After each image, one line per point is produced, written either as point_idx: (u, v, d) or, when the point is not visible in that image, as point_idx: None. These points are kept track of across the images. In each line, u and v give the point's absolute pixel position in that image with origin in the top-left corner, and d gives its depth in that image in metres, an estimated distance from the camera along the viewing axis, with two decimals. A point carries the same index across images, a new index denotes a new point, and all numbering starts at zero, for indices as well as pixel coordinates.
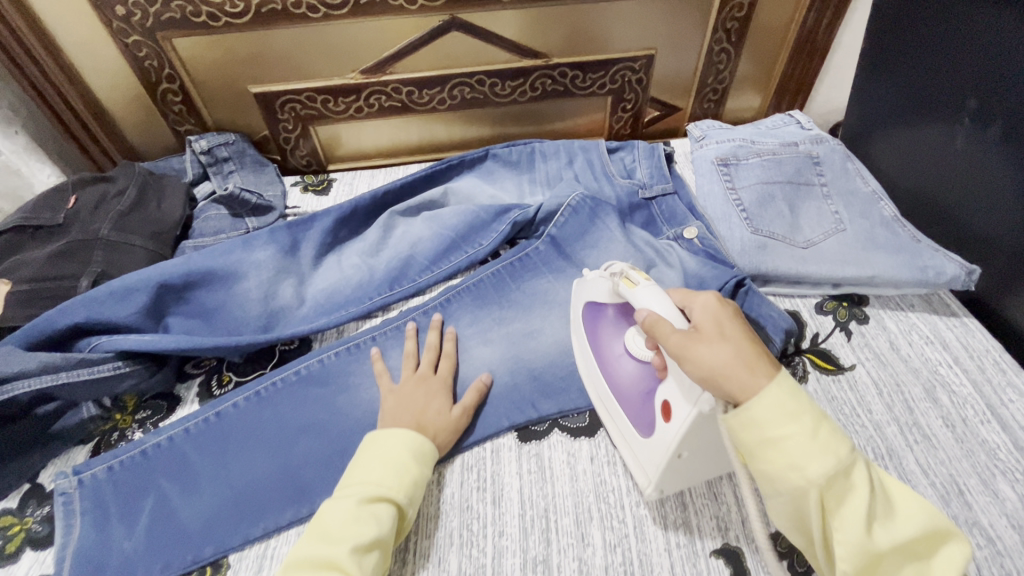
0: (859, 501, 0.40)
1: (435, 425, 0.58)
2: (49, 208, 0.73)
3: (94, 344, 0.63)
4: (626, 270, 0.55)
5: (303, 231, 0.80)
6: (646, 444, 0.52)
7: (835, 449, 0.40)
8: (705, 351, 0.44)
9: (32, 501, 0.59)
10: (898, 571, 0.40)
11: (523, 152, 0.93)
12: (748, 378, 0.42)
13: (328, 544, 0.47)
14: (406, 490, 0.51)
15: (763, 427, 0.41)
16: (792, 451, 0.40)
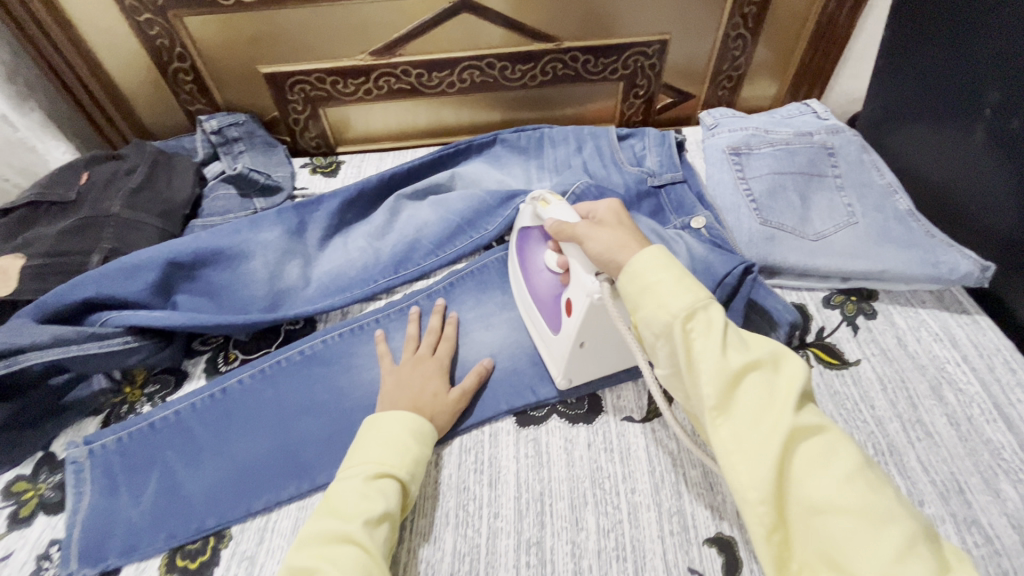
0: (717, 331, 0.42)
1: (432, 406, 0.59)
2: (62, 184, 0.75)
3: (104, 318, 0.64)
4: (544, 195, 0.63)
5: (310, 212, 0.80)
6: (556, 338, 0.61)
7: (695, 289, 0.44)
8: (595, 237, 0.52)
9: (45, 469, 0.61)
10: (760, 396, 0.40)
11: (531, 137, 0.92)
12: (623, 253, 0.50)
13: (337, 520, 0.46)
14: (409, 467, 0.52)
15: (641, 276, 0.46)
16: (663, 293, 0.44)
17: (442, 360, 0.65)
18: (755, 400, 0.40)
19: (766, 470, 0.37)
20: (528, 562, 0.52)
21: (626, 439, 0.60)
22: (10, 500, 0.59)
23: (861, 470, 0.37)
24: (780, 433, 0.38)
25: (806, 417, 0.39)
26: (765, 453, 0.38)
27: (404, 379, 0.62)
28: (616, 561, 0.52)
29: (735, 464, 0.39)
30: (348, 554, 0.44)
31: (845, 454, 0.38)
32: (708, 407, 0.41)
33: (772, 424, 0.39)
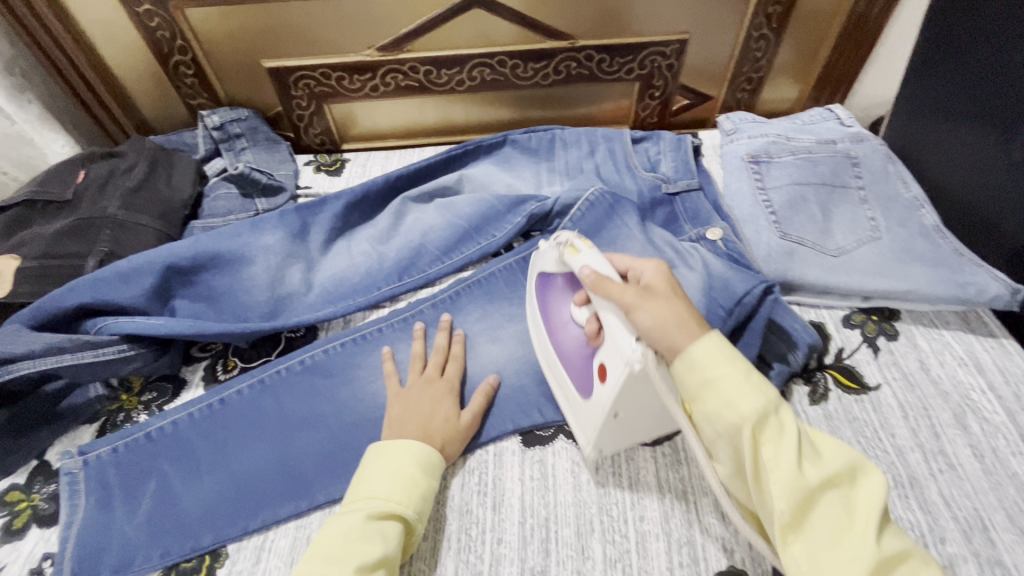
0: (791, 440, 0.40)
1: (442, 433, 0.57)
2: (58, 182, 0.73)
3: (100, 325, 0.62)
4: (573, 239, 0.55)
5: (313, 215, 0.78)
6: (587, 408, 0.54)
7: (766, 388, 0.42)
8: (643, 308, 0.45)
9: (39, 478, 0.60)
10: (837, 513, 0.39)
11: (542, 139, 0.89)
12: (681, 330, 0.44)
13: (331, 562, 0.45)
14: (413, 504, 0.50)
15: (703, 367, 0.43)
16: (729, 391, 0.41)
17: (446, 375, 0.63)
18: (831, 517, 0.39)
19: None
20: None
21: (635, 463, 0.58)
22: (4, 511, 0.58)
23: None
24: (864, 560, 0.36)
25: (886, 536, 0.38)
26: None
27: (408, 395, 0.60)
28: None
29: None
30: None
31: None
32: (781, 525, 0.39)
33: (853, 547, 0.37)
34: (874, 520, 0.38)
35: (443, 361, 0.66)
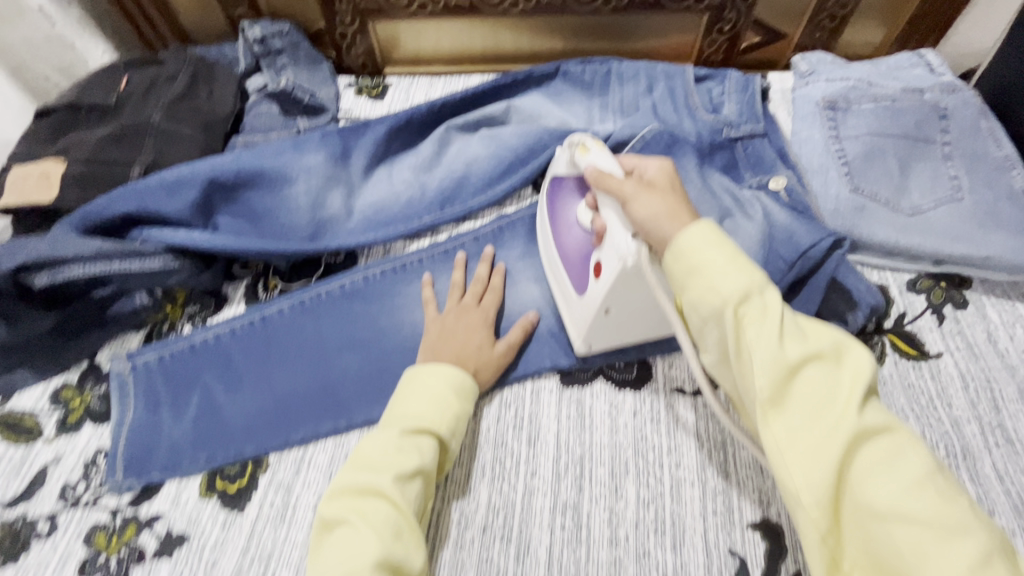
0: (778, 319, 0.39)
1: (477, 359, 0.56)
2: (103, 88, 0.72)
3: (146, 236, 0.62)
4: (591, 148, 0.56)
5: (355, 138, 0.76)
6: (579, 305, 0.57)
7: (754, 274, 0.41)
8: (642, 202, 0.47)
9: (91, 378, 0.62)
10: (823, 392, 0.37)
11: (598, 72, 0.83)
12: (672, 221, 0.45)
13: (370, 471, 0.46)
14: (447, 423, 0.50)
15: (693, 249, 0.42)
16: (717, 274, 0.41)
17: (484, 307, 0.62)
18: (812, 394, 0.37)
19: (820, 469, 0.35)
20: (563, 524, 0.51)
21: (674, 411, 0.57)
22: (60, 406, 0.60)
23: (927, 471, 0.34)
24: (839, 433, 0.35)
25: (868, 413, 0.36)
26: (825, 452, 0.35)
27: (445, 325, 0.59)
28: (653, 534, 0.51)
29: (786, 456, 0.37)
30: (376, 507, 0.44)
31: (905, 448, 0.35)
32: (759, 400, 0.38)
33: (831, 425, 0.36)
34: (855, 393, 0.36)
35: (482, 290, 0.64)
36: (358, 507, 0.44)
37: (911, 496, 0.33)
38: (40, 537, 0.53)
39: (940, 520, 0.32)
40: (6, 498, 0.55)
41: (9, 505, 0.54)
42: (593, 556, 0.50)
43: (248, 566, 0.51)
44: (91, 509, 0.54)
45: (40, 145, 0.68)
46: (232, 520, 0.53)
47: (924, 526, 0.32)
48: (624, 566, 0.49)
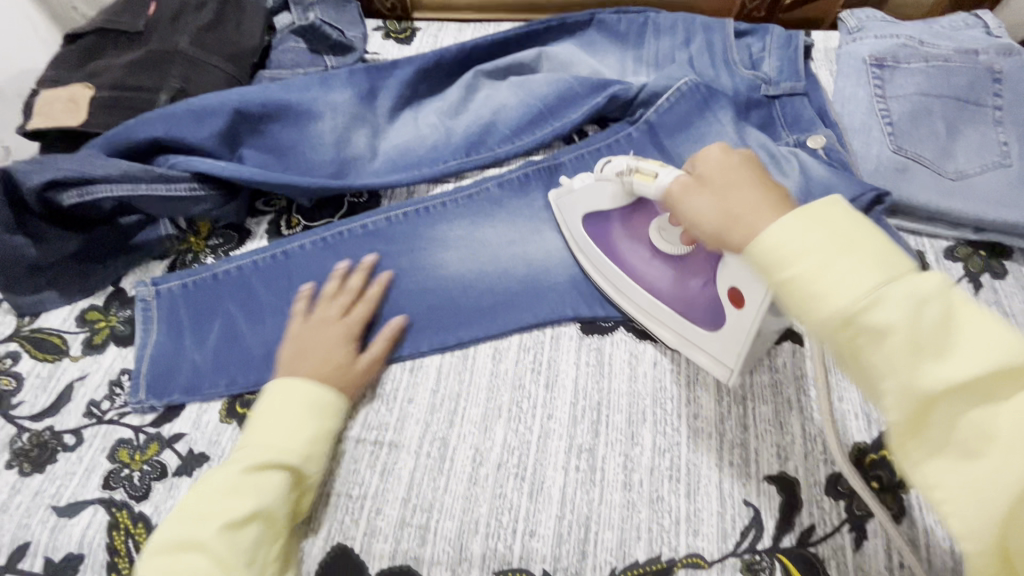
0: (921, 333, 0.30)
1: (348, 384, 0.53)
2: (131, 14, 0.71)
3: (172, 161, 0.62)
4: (637, 165, 0.51)
5: (382, 78, 0.74)
6: (722, 335, 0.50)
7: (879, 265, 0.31)
8: (735, 197, 0.39)
9: (116, 303, 0.63)
10: (987, 421, 0.29)
11: (634, 22, 0.80)
12: (766, 211, 0.37)
13: (194, 522, 0.42)
14: (298, 451, 0.47)
15: (797, 253, 0.33)
16: (829, 283, 0.31)
17: (349, 318, 0.57)
18: (978, 425, 0.29)
19: (991, 525, 0.28)
20: (578, 465, 0.51)
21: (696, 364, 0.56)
22: (85, 327, 0.61)
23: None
24: (1006, 474, 0.28)
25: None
26: (982, 497, 0.29)
27: (300, 331, 0.55)
28: (668, 481, 0.50)
29: (939, 500, 0.30)
30: (193, 563, 0.40)
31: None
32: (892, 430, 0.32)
33: (997, 464, 0.28)
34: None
35: (352, 301, 0.59)
36: (178, 566, 0.40)
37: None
38: (65, 449, 0.54)
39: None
40: (33, 411, 0.56)
41: (36, 418, 0.56)
42: (606, 498, 0.50)
43: None
44: (115, 425, 0.55)
45: (66, 69, 0.68)
46: None
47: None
48: (637, 510, 0.49)
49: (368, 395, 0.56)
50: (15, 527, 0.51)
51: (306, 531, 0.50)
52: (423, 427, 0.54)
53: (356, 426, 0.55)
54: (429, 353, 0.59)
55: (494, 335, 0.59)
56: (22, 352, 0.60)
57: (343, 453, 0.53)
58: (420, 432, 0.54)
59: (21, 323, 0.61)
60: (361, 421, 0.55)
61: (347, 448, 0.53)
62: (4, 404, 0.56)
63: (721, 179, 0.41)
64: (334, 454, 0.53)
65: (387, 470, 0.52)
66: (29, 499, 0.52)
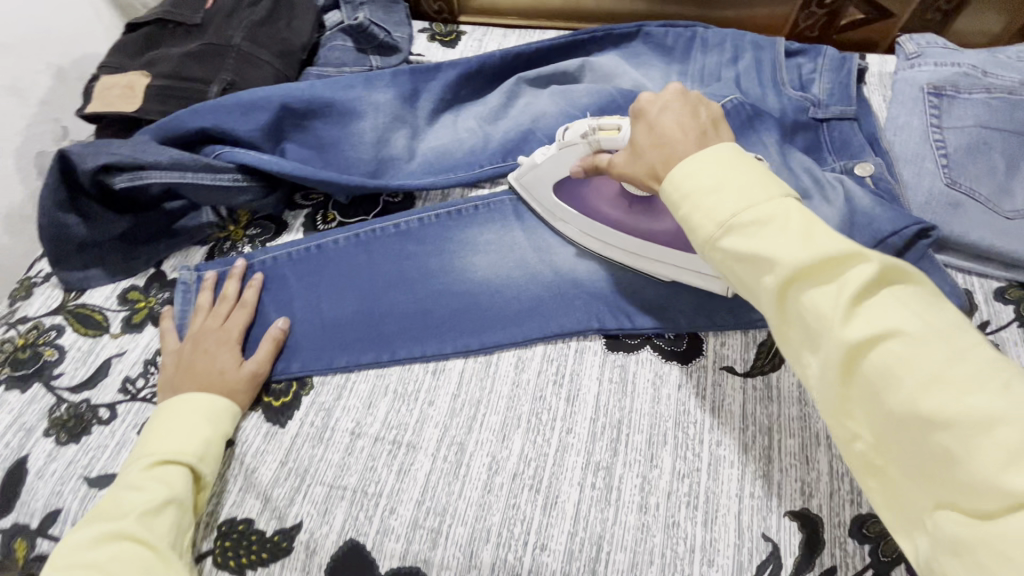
0: (771, 235, 0.33)
1: (221, 388, 0.54)
2: (190, 7, 0.73)
3: (219, 152, 0.64)
4: (596, 122, 0.52)
5: (425, 81, 0.75)
6: None
7: (753, 185, 0.35)
8: (665, 125, 0.42)
9: (156, 285, 0.65)
10: (822, 301, 0.31)
11: (681, 36, 0.79)
12: (686, 135, 0.41)
13: (107, 521, 0.44)
14: (196, 446, 0.50)
15: (687, 178, 0.37)
16: (704, 205, 0.36)
17: (227, 326, 0.60)
18: (816, 311, 0.31)
19: (833, 400, 0.32)
20: (594, 483, 0.51)
21: (722, 389, 0.55)
22: (126, 306, 0.64)
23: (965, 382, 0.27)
24: (833, 354, 0.31)
25: (877, 318, 0.30)
26: (829, 373, 0.31)
27: (182, 356, 0.57)
28: (685, 507, 0.49)
29: (806, 380, 0.34)
30: (121, 551, 0.42)
31: (937, 356, 0.28)
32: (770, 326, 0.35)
33: (827, 342, 0.31)
34: (855, 301, 0.30)
35: (232, 308, 0.62)
36: (103, 558, 0.42)
37: (927, 409, 0.27)
38: (100, 423, 0.56)
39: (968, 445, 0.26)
40: (72, 383, 0.59)
41: (74, 390, 0.58)
42: (620, 519, 0.49)
43: (283, 478, 0.53)
44: (148, 404, 0.57)
45: (126, 57, 0.70)
46: (273, 433, 0.55)
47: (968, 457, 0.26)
48: (651, 534, 0.48)
49: (389, 395, 0.57)
50: (48, 494, 0.53)
51: (320, 523, 0.50)
52: (441, 431, 0.54)
53: (376, 424, 0.55)
54: (452, 356, 0.59)
55: (518, 344, 0.59)
56: (66, 325, 0.62)
57: (361, 450, 0.54)
58: (438, 436, 0.54)
59: (68, 297, 0.64)
60: (381, 419, 0.55)
61: (365, 446, 0.54)
62: (46, 374, 0.59)
63: (659, 108, 0.43)
64: (353, 450, 0.54)
65: (403, 471, 0.52)
66: (63, 468, 0.54)
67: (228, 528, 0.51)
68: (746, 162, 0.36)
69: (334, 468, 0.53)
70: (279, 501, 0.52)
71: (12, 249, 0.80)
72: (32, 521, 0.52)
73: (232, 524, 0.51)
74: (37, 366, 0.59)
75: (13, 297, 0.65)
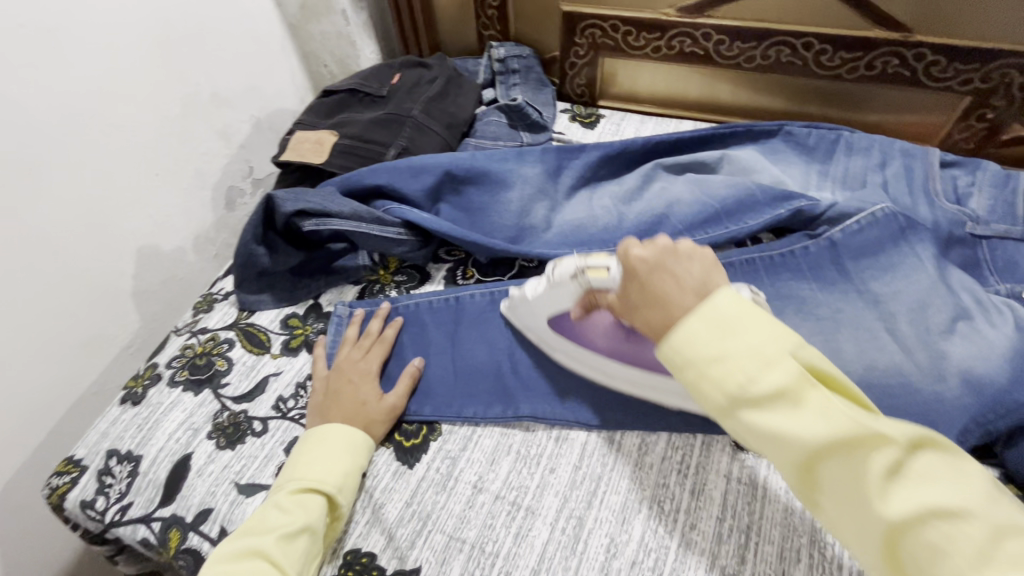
0: (794, 412, 0.34)
1: (365, 417, 0.59)
2: (377, 81, 0.85)
3: (388, 207, 0.72)
4: (585, 263, 0.49)
5: (569, 159, 0.81)
6: None
7: (739, 326, 0.36)
8: (664, 279, 0.42)
9: (313, 315, 0.73)
10: (771, 416, 0.35)
11: (825, 138, 0.80)
12: (681, 296, 0.40)
13: (255, 535, 0.49)
14: (336, 478, 0.54)
15: (690, 342, 0.37)
16: (719, 370, 0.36)
17: (368, 360, 0.65)
18: (847, 481, 0.33)
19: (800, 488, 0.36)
20: None
21: None
22: (286, 331, 0.72)
23: (991, 536, 0.30)
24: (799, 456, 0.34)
25: (916, 490, 0.32)
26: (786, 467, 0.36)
27: (329, 383, 0.62)
28: None
29: (846, 539, 0.35)
30: (257, 572, 0.46)
31: (973, 524, 0.30)
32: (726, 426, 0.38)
33: None
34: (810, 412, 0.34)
35: (372, 343, 0.67)
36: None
37: (887, 506, 0.32)
38: (253, 434, 0.63)
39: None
40: (236, 393, 0.66)
41: (236, 400, 0.65)
42: None
43: (407, 518, 0.55)
44: (295, 424, 0.63)
45: (320, 117, 0.83)
46: (402, 472, 0.58)
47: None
48: None
49: (512, 455, 0.59)
50: (204, 492, 0.59)
51: (437, 573, 0.52)
52: (561, 501, 0.55)
53: (497, 482, 0.57)
54: (575, 426, 0.60)
55: (643, 427, 0.59)
56: (236, 341, 0.71)
57: (482, 505, 0.55)
58: (557, 505, 0.55)
59: (240, 316, 0.73)
60: (502, 478, 0.57)
61: (485, 501, 0.56)
62: (215, 381, 0.67)
63: (650, 266, 0.42)
64: (473, 504, 0.56)
65: (520, 535, 0.53)
66: (218, 470, 0.60)
67: (352, 558, 0.53)
68: (749, 312, 0.37)
69: (454, 518, 0.55)
70: (401, 542, 0.54)
71: (194, 265, 0.93)
72: (186, 515, 0.58)
73: (357, 555, 0.53)
74: (209, 374, 0.68)
75: (196, 308, 0.76)
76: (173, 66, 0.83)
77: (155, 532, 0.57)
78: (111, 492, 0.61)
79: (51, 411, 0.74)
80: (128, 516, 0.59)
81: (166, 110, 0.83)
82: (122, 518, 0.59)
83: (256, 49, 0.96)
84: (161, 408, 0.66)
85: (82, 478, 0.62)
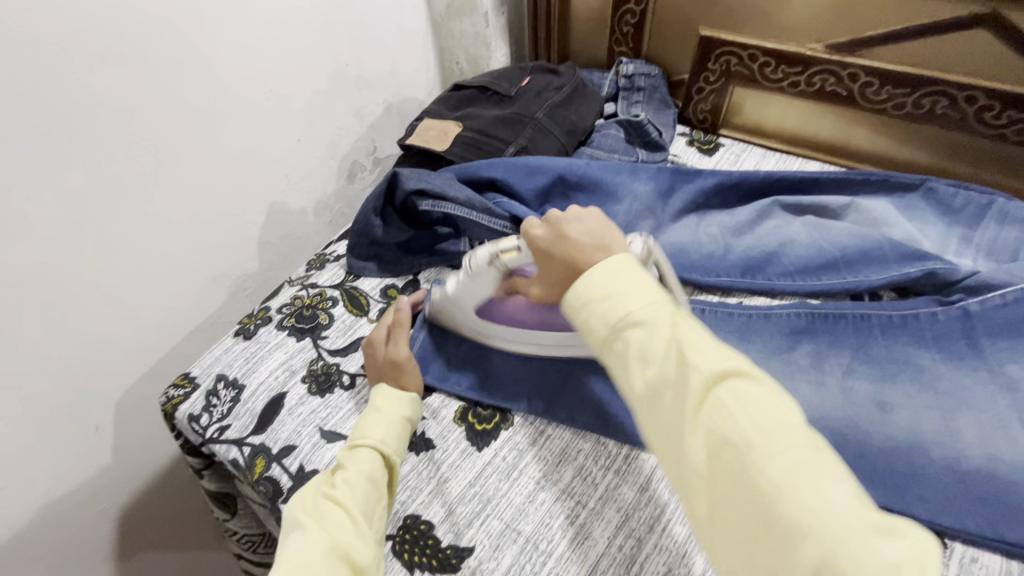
0: (646, 345, 0.40)
1: (399, 379, 0.63)
2: (507, 81, 0.89)
3: (499, 201, 0.75)
4: (496, 249, 0.56)
5: (683, 181, 0.80)
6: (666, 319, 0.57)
7: (636, 295, 0.42)
8: (570, 243, 0.48)
9: (410, 289, 0.77)
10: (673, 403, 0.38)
11: (974, 201, 0.73)
12: (587, 255, 0.46)
13: (320, 483, 0.52)
14: (381, 430, 0.56)
15: (588, 285, 0.43)
16: (604, 308, 0.42)
17: (380, 338, 0.66)
18: (675, 408, 0.38)
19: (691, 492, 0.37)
20: None
21: None
22: (384, 300, 0.76)
23: (768, 467, 0.33)
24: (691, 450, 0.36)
25: (724, 419, 0.35)
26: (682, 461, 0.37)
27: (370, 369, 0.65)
28: None
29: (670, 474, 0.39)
30: (325, 507, 0.48)
31: (765, 458, 0.33)
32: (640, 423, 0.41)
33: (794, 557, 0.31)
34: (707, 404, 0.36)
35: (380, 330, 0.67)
36: (319, 513, 0.48)
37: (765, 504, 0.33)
38: (342, 386, 0.67)
39: (749, 509, 0.33)
40: (332, 347, 0.71)
41: (331, 353, 0.71)
42: None
43: (468, 498, 0.57)
44: None
45: (447, 108, 0.88)
46: (470, 453, 0.60)
47: (768, 522, 0.32)
48: None
49: (578, 461, 0.59)
50: (292, 430, 0.64)
51: (490, 557, 0.53)
52: (622, 518, 0.54)
53: (560, 483, 0.57)
54: (647, 448, 0.58)
55: None
56: (339, 300, 0.76)
57: (542, 501, 0.56)
58: (617, 522, 0.54)
59: (346, 278, 0.79)
60: (565, 482, 0.57)
61: (546, 500, 0.56)
62: (317, 333, 0.73)
63: (550, 239, 0.50)
64: (534, 499, 0.56)
65: (576, 541, 0.53)
66: (307, 413, 0.65)
67: (411, 522, 0.55)
68: (638, 275, 0.43)
69: (513, 508, 0.56)
70: (460, 519, 0.55)
71: (311, 226, 1.02)
72: (273, 447, 0.63)
73: (416, 520, 0.56)
74: (313, 324, 0.74)
75: (310, 264, 0.83)
76: (331, 46, 0.91)
77: (244, 456, 0.63)
78: (214, 411, 0.67)
79: (175, 333, 0.84)
80: (224, 436, 0.65)
81: (318, 85, 0.92)
82: (220, 436, 0.65)
83: (401, 40, 1.04)
84: (267, 346, 0.72)
85: (193, 394, 0.69)
